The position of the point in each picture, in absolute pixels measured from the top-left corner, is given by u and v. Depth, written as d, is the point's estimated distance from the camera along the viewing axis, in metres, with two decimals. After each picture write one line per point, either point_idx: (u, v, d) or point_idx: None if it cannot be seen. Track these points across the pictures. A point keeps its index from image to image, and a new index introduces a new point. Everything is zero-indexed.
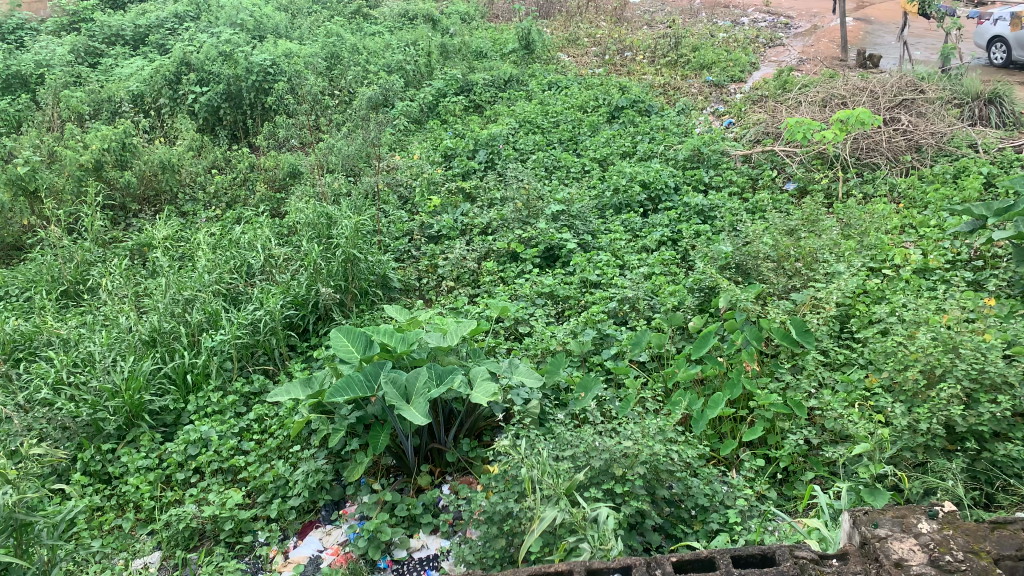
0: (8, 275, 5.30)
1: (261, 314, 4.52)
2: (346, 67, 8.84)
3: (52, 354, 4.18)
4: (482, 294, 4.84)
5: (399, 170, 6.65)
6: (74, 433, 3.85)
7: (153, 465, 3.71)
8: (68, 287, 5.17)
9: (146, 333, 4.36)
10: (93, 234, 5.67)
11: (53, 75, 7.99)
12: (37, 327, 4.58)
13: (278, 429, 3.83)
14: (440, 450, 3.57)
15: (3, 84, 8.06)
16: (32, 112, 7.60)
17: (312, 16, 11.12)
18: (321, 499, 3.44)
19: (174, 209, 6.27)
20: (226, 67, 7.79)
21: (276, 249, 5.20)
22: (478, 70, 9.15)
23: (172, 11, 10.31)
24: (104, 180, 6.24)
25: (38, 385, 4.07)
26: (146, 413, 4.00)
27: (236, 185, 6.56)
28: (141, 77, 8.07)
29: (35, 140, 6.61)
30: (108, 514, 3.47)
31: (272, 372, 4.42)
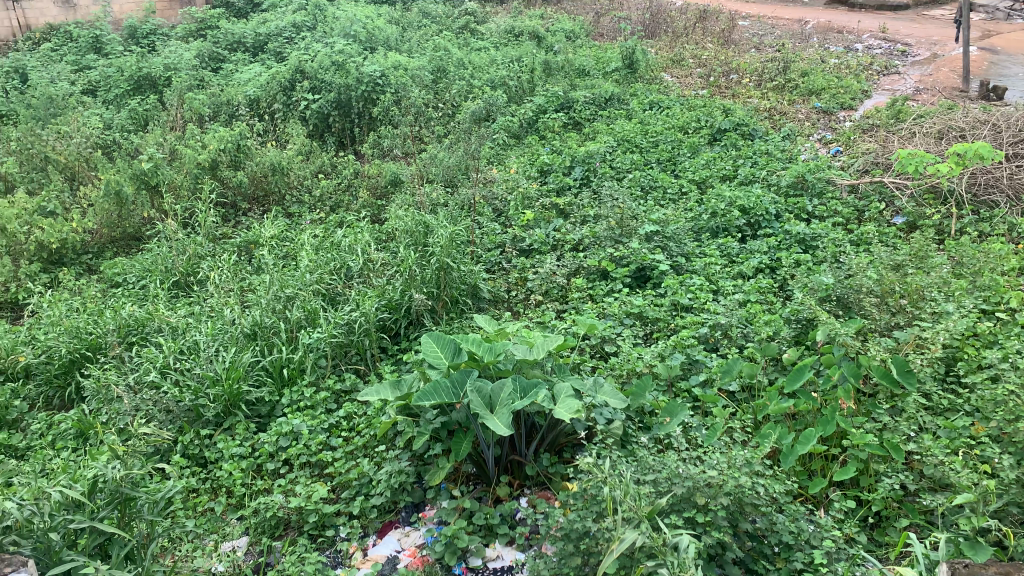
0: (127, 264, 5.66)
1: (357, 315, 4.67)
2: (451, 80, 9.06)
3: (162, 340, 4.43)
4: (571, 310, 4.85)
5: (496, 182, 6.75)
6: (176, 416, 4.06)
7: (246, 454, 3.88)
8: (180, 277, 5.48)
9: (248, 326, 4.59)
10: (206, 230, 5.99)
11: (179, 78, 8.52)
12: (149, 314, 4.86)
13: (365, 428, 3.93)
14: (520, 462, 3.59)
15: (134, 85, 8.63)
16: (158, 112, 8.10)
17: (422, 30, 11.45)
18: (402, 500, 3.52)
19: (281, 210, 6.56)
20: (338, 77, 8.14)
21: (374, 253, 5.37)
22: (580, 87, 9.20)
23: (291, 21, 10.82)
24: (218, 180, 6.60)
25: (147, 368, 4.31)
26: (243, 403, 4.20)
27: (340, 190, 6.80)
28: (258, 82, 8.51)
29: (159, 139, 7.05)
30: (203, 497, 3.64)
31: (363, 371, 4.54)
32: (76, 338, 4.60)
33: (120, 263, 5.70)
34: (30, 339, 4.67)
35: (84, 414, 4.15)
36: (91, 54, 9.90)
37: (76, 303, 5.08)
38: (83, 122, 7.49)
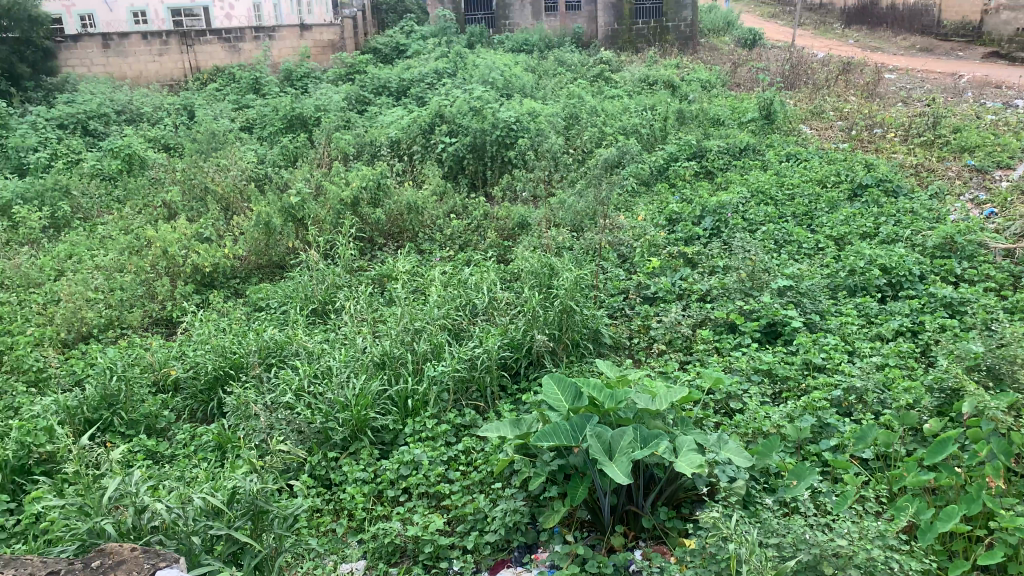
0: (271, 290, 6.03)
1: (480, 352, 4.77)
2: (583, 128, 9.22)
3: (298, 364, 4.69)
4: (695, 362, 4.79)
5: (624, 229, 6.77)
6: (307, 437, 4.27)
7: (369, 479, 4.03)
8: (318, 305, 5.78)
9: (378, 355, 4.79)
10: (345, 262, 6.32)
11: (329, 120, 9.11)
12: (288, 339, 5.14)
13: (482, 464, 3.99)
14: (637, 513, 3.54)
15: (287, 123, 9.26)
16: (307, 149, 8.66)
17: (557, 77, 11.69)
18: (515, 539, 3.54)
19: (414, 247, 6.82)
20: (475, 121, 8.46)
21: (500, 293, 5.50)
22: (714, 137, 9.12)
23: (433, 67, 11.34)
24: (358, 216, 6.97)
25: (283, 389, 4.56)
26: (368, 429, 4.37)
27: (470, 230, 7.01)
28: (400, 125, 8.98)
29: (307, 175, 7.53)
30: (326, 517, 3.80)
31: (483, 408, 4.62)
32: (221, 357, 4.92)
33: (265, 288, 6.08)
34: (180, 354, 5.04)
35: (223, 428, 4.42)
36: (251, 94, 10.71)
37: (224, 323, 5.46)
38: (241, 157, 8.09)
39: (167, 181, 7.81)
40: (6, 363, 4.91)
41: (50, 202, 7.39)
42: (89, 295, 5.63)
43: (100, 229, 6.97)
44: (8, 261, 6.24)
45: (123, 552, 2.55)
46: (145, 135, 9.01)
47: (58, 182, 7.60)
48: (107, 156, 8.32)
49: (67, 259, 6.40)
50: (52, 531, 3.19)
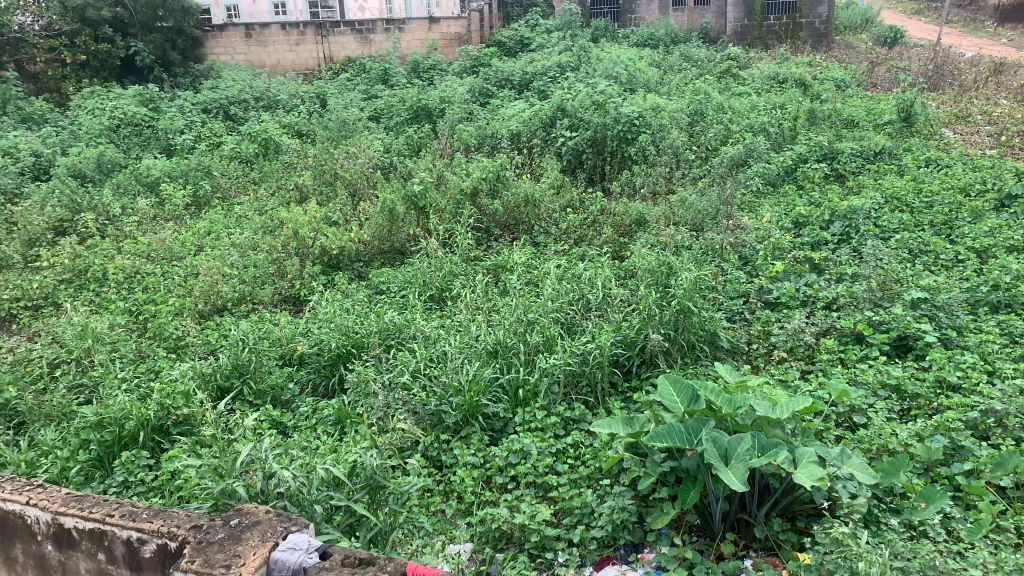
0: (391, 274, 6.21)
1: (592, 347, 4.75)
2: (708, 124, 9.02)
3: (415, 347, 4.81)
4: (816, 371, 4.61)
5: (747, 230, 6.60)
6: (421, 418, 4.39)
7: (478, 464, 4.10)
8: (435, 292, 5.91)
9: (491, 344, 4.87)
10: (463, 250, 6.43)
11: (452, 111, 9.29)
12: (406, 323, 5.28)
13: (591, 459, 3.98)
14: (749, 522, 3.44)
15: (413, 114, 9.51)
16: (430, 140, 8.87)
17: (682, 73, 11.45)
18: (622, 537, 3.51)
19: (529, 239, 6.86)
20: (597, 116, 8.40)
21: (615, 289, 5.47)
22: (847, 138, 8.72)
23: (557, 61, 11.34)
24: (476, 207, 7.10)
25: (400, 369, 4.70)
26: (480, 415, 4.44)
27: (586, 225, 6.96)
28: (522, 118, 9.05)
29: (429, 165, 7.72)
30: (436, 497, 3.89)
31: (592, 404, 4.60)
32: (344, 336, 5.11)
33: (386, 272, 6.27)
34: (306, 331, 5.27)
35: (343, 403, 4.59)
36: (379, 84, 11.04)
37: (348, 303, 5.66)
38: (368, 145, 8.36)
39: (299, 166, 8.15)
40: (150, 330, 5.30)
41: (193, 181, 7.87)
42: (225, 270, 5.97)
43: (237, 208, 7.36)
44: (155, 235, 6.69)
45: (259, 514, 2.64)
46: (280, 121, 9.44)
47: (201, 164, 8.09)
48: (246, 140, 8.79)
49: (206, 236, 6.80)
50: (187, 485, 3.42)
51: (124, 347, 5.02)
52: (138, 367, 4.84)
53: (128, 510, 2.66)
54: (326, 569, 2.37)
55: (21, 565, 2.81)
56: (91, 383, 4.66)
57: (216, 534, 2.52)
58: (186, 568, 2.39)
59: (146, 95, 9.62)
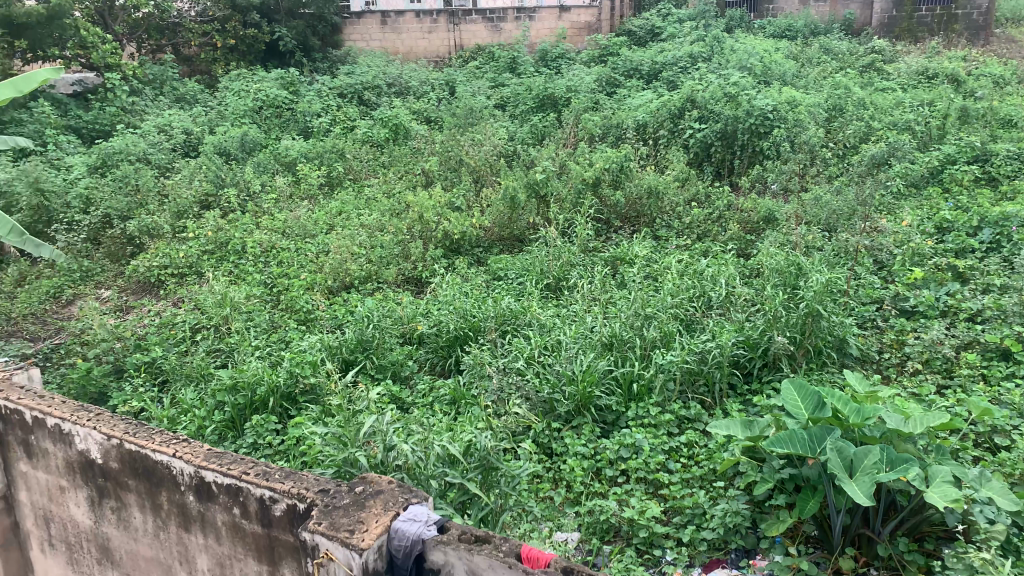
0: (510, 261, 6.26)
1: (712, 346, 4.62)
2: (848, 121, 8.59)
3: (530, 334, 4.84)
4: (954, 387, 4.32)
5: (885, 233, 6.24)
6: (534, 405, 4.43)
7: (589, 455, 4.09)
8: (553, 280, 5.92)
9: (607, 336, 4.84)
10: (582, 241, 6.41)
11: (579, 100, 9.25)
12: (523, 310, 5.32)
13: (705, 459, 3.90)
14: (871, 539, 3.27)
15: (539, 102, 9.54)
16: (555, 129, 8.89)
17: (821, 66, 10.92)
18: (733, 541, 3.41)
19: (651, 232, 6.75)
20: (728, 108, 8.14)
21: (738, 287, 5.30)
22: (1004, 138, 8.06)
23: (687, 51, 11.05)
24: (598, 197, 7.05)
25: (515, 355, 4.74)
26: (592, 407, 4.42)
27: (711, 220, 6.77)
28: (649, 108, 8.89)
29: (553, 154, 7.73)
30: (545, 484, 3.91)
31: (709, 404, 4.48)
32: (462, 318, 5.20)
33: (505, 259, 6.32)
34: (426, 312, 5.39)
35: (458, 384, 4.67)
36: (507, 73, 11.12)
37: (466, 287, 5.75)
38: (494, 132, 8.45)
39: (426, 151, 8.33)
40: (283, 302, 5.58)
41: (327, 162, 8.21)
42: (354, 249, 6.20)
43: (366, 190, 7.62)
44: (290, 212, 7.02)
45: (382, 483, 2.74)
46: (410, 107, 9.69)
47: (335, 146, 8.42)
48: (378, 125, 9.08)
49: (336, 216, 7.08)
50: (311, 450, 3.59)
51: (259, 317, 5.31)
52: (271, 336, 5.11)
53: (263, 469, 2.81)
54: (444, 542, 2.45)
55: (165, 513, 3.03)
56: (228, 348, 4.96)
57: (342, 499, 2.63)
58: (313, 529, 2.50)
59: (287, 79, 10.09)
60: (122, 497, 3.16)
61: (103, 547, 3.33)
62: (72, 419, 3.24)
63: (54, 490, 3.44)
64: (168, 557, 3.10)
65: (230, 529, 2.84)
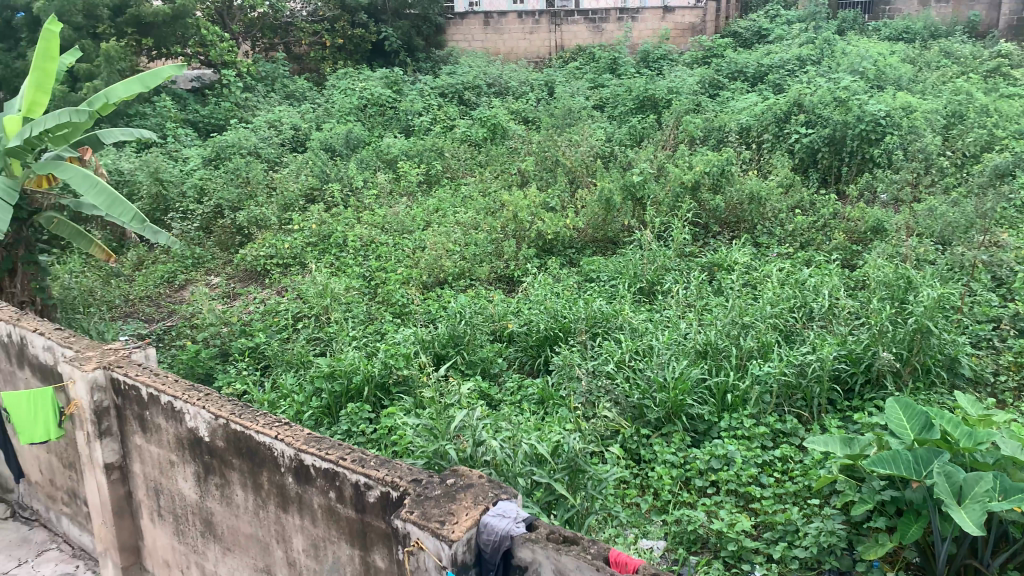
0: (603, 263, 6.20)
1: (811, 359, 4.45)
2: (968, 128, 8.11)
3: (622, 338, 4.78)
4: None
5: (1005, 248, 5.87)
6: (623, 409, 4.37)
7: (678, 463, 4.02)
8: (647, 284, 5.84)
9: (701, 344, 4.74)
10: (678, 245, 6.31)
11: (680, 102, 9.09)
12: (615, 313, 5.26)
13: (800, 476, 3.76)
14: (978, 570, 3.08)
15: (639, 104, 9.43)
16: (654, 131, 8.77)
17: (941, 70, 10.35)
18: (827, 561, 3.26)
19: (750, 239, 6.58)
20: (838, 113, 7.83)
21: (842, 299, 5.10)
22: None
23: (796, 53, 10.69)
24: (697, 201, 6.92)
25: (605, 358, 4.70)
26: (683, 415, 4.33)
27: (815, 229, 6.54)
28: (753, 112, 8.65)
29: (651, 156, 7.63)
30: (631, 490, 3.86)
31: (806, 419, 4.32)
32: (553, 319, 5.19)
33: (598, 261, 6.27)
34: (518, 310, 5.41)
35: (547, 384, 4.67)
36: (607, 73, 11.03)
37: (559, 288, 5.73)
38: (592, 133, 8.39)
39: (523, 151, 8.36)
40: (380, 295, 5.72)
41: (427, 160, 8.35)
42: (449, 246, 6.28)
43: (463, 188, 7.72)
44: (389, 208, 7.18)
45: (472, 477, 2.77)
46: (510, 107, 9.75)
47: (435, 145, 8.56)
48: (477, 124, 9.17)
49: (433, 213, 7.19)
50: (402, 441, 3.65)
51: (357, 308, 5.46)
52: (367, 328, 5.25)
53: (358, 456, 2.89)
54: (532, 540, 2.45)
55: (266, 492, 3.17)
56: (326, 337, 5.12)
57: (433, 490, 2.67)
58: (406, 518, 2.55)
59: (392, 78, 10.34)
60: (226, 475, 3.32)
61: (207, 521, 3.51)
62: (184, 397, 3.42)
63: (165, 463, 3.64)
64: (266, 535, 3.24)
65: (325, 512, 2.93)
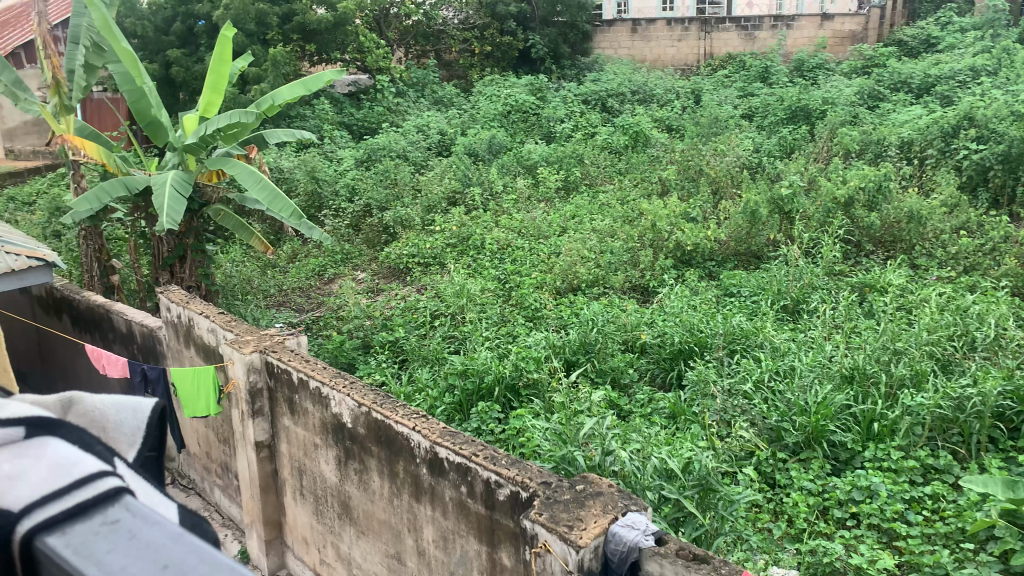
0: (744, 277, 5.98)
1: (971, 393, 4.10)
2: None
3: (762, 357, 4.58)
4: None
5: None
6: (759, 430, 4.20)
7: (815, 491, 3.81)
8: (790, 302, 5.58)
9: (847, 368, 4.48)
10: (826, 262, 6.00)
11: (835, 113, 8.64)
12: (755, 330, 5.05)
13: (952, 517, 3.49)
14: None
15: (790, 114, 9.04)
16: (805, 142, 8.38)
17: None
18: None
19: (907, 260, 6.16)
20: (1015, 128, 7.19)
21: (1011, 330, 4.68)
22: None
23: (969, 62, 9.90)
24: (850, 218, 6.54)
25: (742, 377, 4.52)
26: (824, 442, 4.10)
27: (982, 252, 6.03)
28: (916, 125, 8.10)
29: (801, 168, 7.29)
30: (764, 515, 3.68)
31: (962, 456, 3.99)
32: (688, 332, 5.03)
33: (739, 274, 6.03)
34: (651, 321, 5.27)
35: (679, 398, 4.52)
36: (758, 82, 10.63)
37: (696, 300, 5.57)
38: (739, 143, 8.11)
39: (665, 159, 8.20)
40: (514, 298, 5.74)
41: (567, 167, 8.34)
42: (585, 254, 6.24)
43: (602, 195, 7.66)
44: (528, 213, 7.23)
45: (603, 486, 2.73)
46: (653, 115, 9.61)
47: (576, 151, 8.55)
48: (620, 132, 9.10)
49: (570, 219, 7.15)
50: (530, 443, 3.66)
51: (491, 309, 5.52)
52: (500, 329, 5.27)
53: (490, 453, 2.94)
54: (661, 555, 2.36)
55: (401, 481, 3.29)
56: (461, 336, 5.20)
57: (562, 493, 2.65)
58: (534, 519, 2.55)
59: (537, 85, 10.44)
60: (366, 461, 3.47)
61: (345, 504, 3.69)
62: (331, 384, 3.59)
63: (310, 445, 3.85)
64: (399, 522, 3.36)
65: (457, 506, 3.00)
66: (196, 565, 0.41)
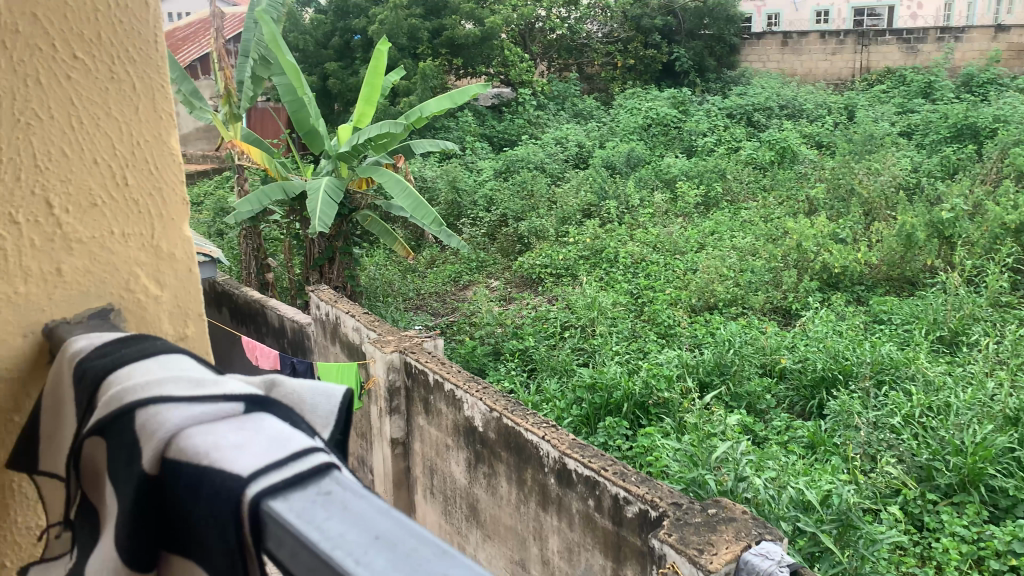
0: (896, 305, 5.57)
1: None
2: None
3: (913, 390, 4.21)
4: None
5: None
6: (908, 468, 3.81)
7: (970, 539, 3.39)
8: (948, 334, 5.14)
9: (1012, 409, 4.04)
10: (991, 292, 5.50)
11: (1008, 131, 7.93)
12: (907, 360, 4.65)
13: None
14: None
15: (955, 132, 8.39)
16: (971, 163, 7.75)
17: None
18: None
19: None
20: None
21: None
22: None
23: None
24: (1021, 245, 5.98)
25: (890, 411, 4.15)
26: (983, 486, 3.66)
27: None
28: None
29: (966, 190, 6.74)
30: (909, 559, 3.29)
31: None
32: (833, 359, 4.64)
33: (891, 301, 5.62)
34: (792, 346, 4.88)
35: (819, 428, 4.19)
36: (919, 98, 9.93)
37: (841, 324, 5.21)
38: (895, 162, 7.60)
39: (813, 177, 7.81)
40: (646, 313, 5.54)
41: (708, 182, 8.10)
42: (723, 271, 5.90)
43: (743, 212, 7.36)
44: (664, 228, 7.03)
45: (737, 511, 2.64)
46: (802, 131, 9.19)
47: (717, 166, 8.29)
48: (765, 147, 8.76)
49: (709, 235, 6.90)
50: (659, 463, 3.58)
51: (622, 324, 5.34)
52: (630, 345, 5.07)
53: (620, 468, 2.90)
54: None
55: (528, 488, 3.32)
56: (591, 349, 5.07)
57: (693, 516, 2.58)
58: (663, 539, 2.49)
59: (679, 98, 10.23)
60: (495, 466, 3.53)
61: (473, 506, 3.76)
62: (465, 387, 3.67)
63: (442, 446, 3.95)
64: (525, 529, 3.39)
65: (583, 518, 2.99)
66: (432, 556, 0.30)
